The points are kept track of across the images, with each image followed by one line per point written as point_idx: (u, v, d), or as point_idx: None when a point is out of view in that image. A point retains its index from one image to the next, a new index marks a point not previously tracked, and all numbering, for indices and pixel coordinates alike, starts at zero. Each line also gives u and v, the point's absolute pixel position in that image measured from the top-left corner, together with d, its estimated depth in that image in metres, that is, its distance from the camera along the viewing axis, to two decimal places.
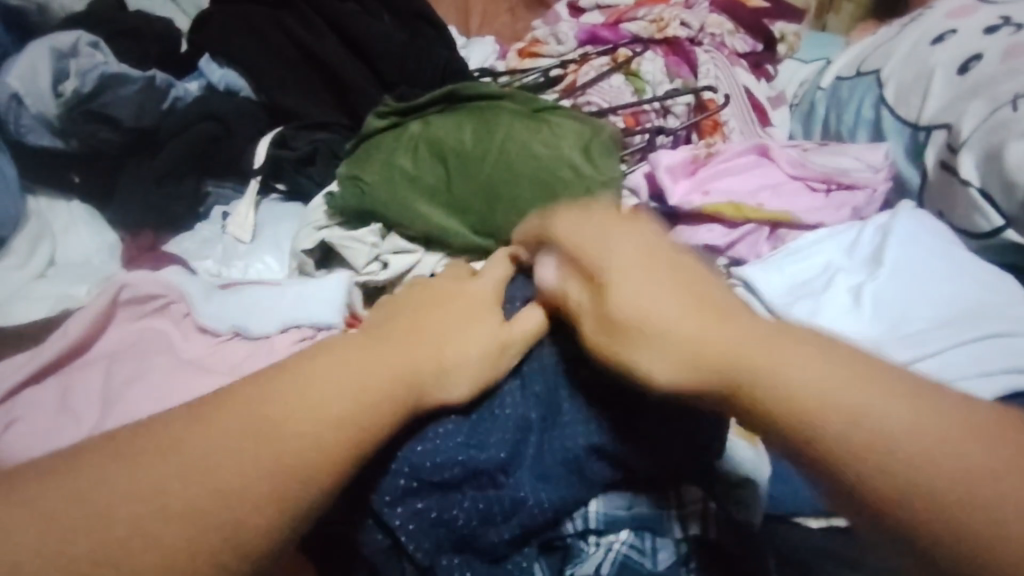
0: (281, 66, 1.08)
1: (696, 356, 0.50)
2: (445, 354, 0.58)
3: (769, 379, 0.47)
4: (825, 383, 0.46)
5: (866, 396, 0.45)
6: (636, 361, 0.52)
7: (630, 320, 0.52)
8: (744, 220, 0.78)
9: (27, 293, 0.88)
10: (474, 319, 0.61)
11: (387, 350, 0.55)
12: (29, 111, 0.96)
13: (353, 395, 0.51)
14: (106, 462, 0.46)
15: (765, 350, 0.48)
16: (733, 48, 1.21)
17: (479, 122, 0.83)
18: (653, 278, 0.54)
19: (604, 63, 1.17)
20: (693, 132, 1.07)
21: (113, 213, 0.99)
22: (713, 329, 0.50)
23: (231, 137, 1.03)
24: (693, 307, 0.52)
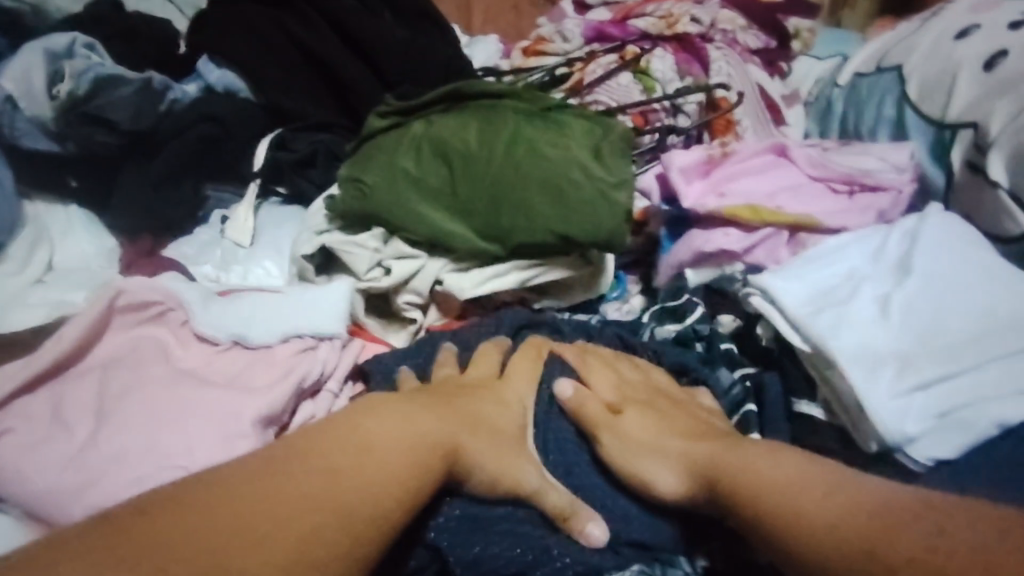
0: (281, 66, 1.05)
1: (694, 467, 0.58)
2: (469, 438, 0.59)
3: (765, 469, 0.54)
4: (787, 468, 0.53)
5: (814, 472, 0.52)
6: (647, 474, 0.59)
7: (638, 455, 0.61)
8: (763, 223, 0.75)
9: (24, 299, 0.86)
10: (496, 425, 0.62)
11: (415, 427, 0.56)
12: (25, 114, 0.94)
13: (382, 465, 0.52)
14: (136, 513, 0.45)
15: (737, 448, 0.57)
16: (745, 45, 1.17)
17: (485, 122, 0.80)
18: (654, 416, 0.64)
19: (612, 61, 1.14)
20: (704, 131, 1.04)
21: (111, 218, 0.97)
22: (701, 444, 0.59)
23: (230, 139, 1.00)
24: (681, 432, 0.61)
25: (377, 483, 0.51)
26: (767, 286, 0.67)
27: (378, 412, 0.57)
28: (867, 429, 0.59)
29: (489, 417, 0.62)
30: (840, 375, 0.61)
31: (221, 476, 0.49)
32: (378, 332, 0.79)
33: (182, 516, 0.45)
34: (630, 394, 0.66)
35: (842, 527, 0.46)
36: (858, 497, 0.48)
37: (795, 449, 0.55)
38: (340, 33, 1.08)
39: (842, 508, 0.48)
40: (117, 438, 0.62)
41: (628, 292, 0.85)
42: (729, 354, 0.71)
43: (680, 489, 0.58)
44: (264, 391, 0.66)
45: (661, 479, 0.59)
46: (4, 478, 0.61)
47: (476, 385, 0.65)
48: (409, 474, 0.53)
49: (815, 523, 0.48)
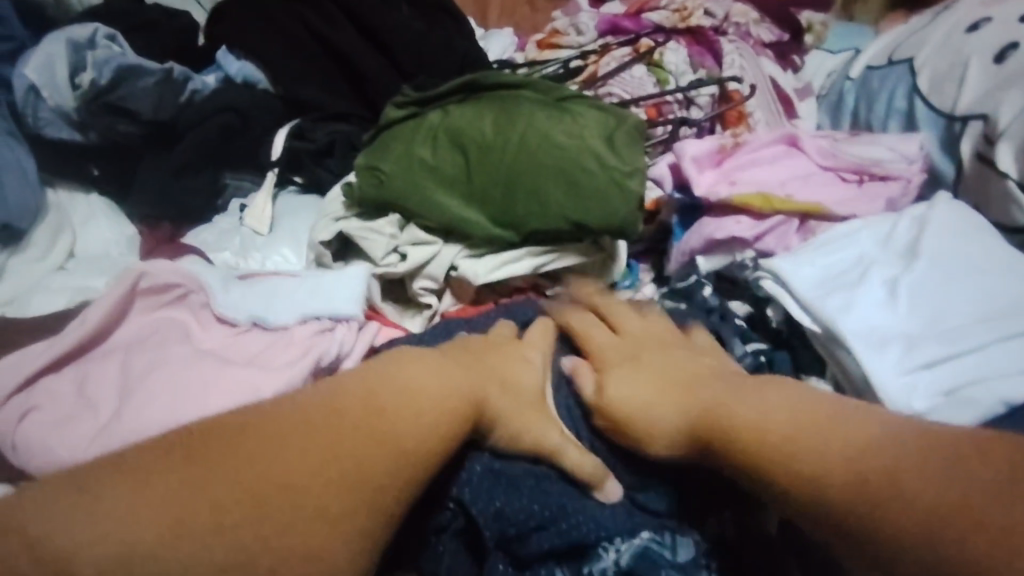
0: (298, 58, 1.06)
1: (681, 421, 0.59)
2: (490, 395, 0.61)
3: (775, 408, 0.55)
4: (791, 414, 0.54)
5: (819, 420, 0.53)
6: (637, 437, 0.60)
7: (633, 414, 0.61)
8: (773, 211, 0.76)
9: (46, 284, 0.90)
10: (513, 379, 0.63)
11: (431, 378, 0.57)
12: (47, 104, 0.96)
13: (399, 417, 0.54)
14: (174, 463, 0.48)
15: (742, 393, 0.58)
16: (758, 38, 1.18)
17: (500, 112, 0.81)
18: (639, 374, 0.64)
19: (625, 54, 1.15)
20: (716, 123, 1.06)
21: (132, 206, 0.99)
22: (689, 396, 0.60)
23: (249, 128, 1.03)
24: (670, 385, 0.62)
25: (400, 432, 0.53)
26: (774, 268, 0.68)
27: (403, 360, 0.59)
28: (875, 408, 0.61)
29: (508, 375, 0.64)
30: (849, 356, 0.62)
31: (257, 420, 0.51)
32: (394, 316, 0.81)
33: (217, 469, 0.48)
34: (616, 357, 0.67)
35: (837, 484, 0.48)
36: (856, 450, 0.50)
37: (802, 391, 0.56)
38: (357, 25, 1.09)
39: (838, 462, 0.49)
40: (141, 412, 0.64)
41: (640, 281, 0.86)
42: (741, 329, 0.71)
43: (674, 449, 0.59)
44: (284, 369, 0.67)
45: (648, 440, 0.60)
46: (31, 452, 0.63)
47: (492, 346, 0.66)
48: (434, 419, 0.55)
49: (816, 476, 0.50)
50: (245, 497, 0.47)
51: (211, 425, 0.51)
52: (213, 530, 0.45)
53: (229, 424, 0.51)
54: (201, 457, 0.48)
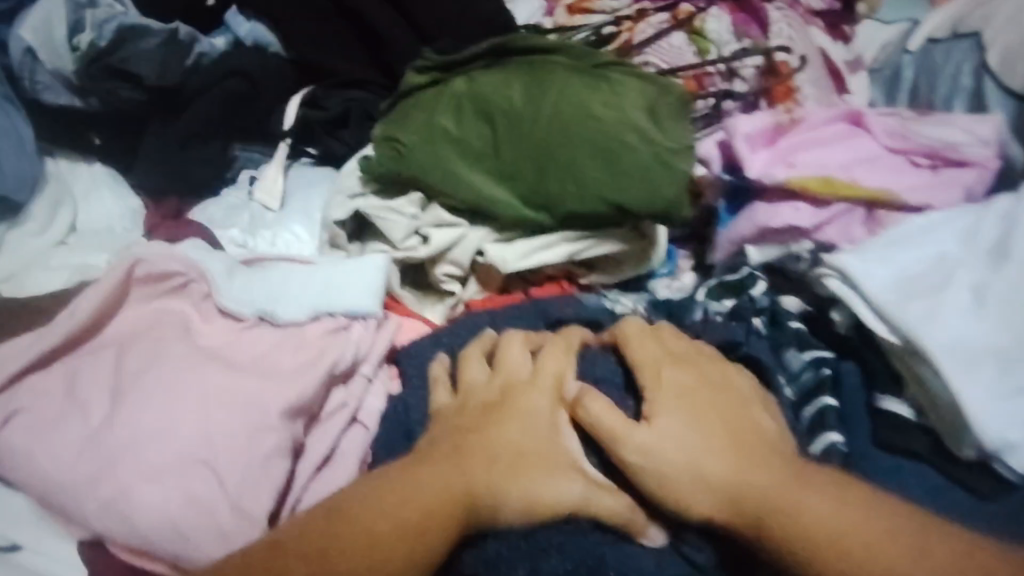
0: (313, 19, 0.98)
1: (725, 496, 0.53)
2: (494, 489, 0.54)
3: (822, 536, 0.50)
4: (831, 528, 0.50)
5: (862, 537, 0.49)
6: (677, 499, 0.53)
7: (663, 471, 0.54)
8: (836, 198, 0.69)
9: (47, 258, 0.85)
10: (527, 455, 0.55)
11: (421, 499, 0.52)
12: (45, 67, 0.89)
13: (383, 552, 0.50)
14: None
15: (775, 488, 0.52)
16: (808, 7, 1.10)
17: (531, 79, 0.74)
18: (683, 418, 0.56)
19: (663, 20, 1.09)
20: (762, 99, 0.99)
21: (136, 177, 0.94)
22: (734, 468, 0.54)
23: (258, 97, 0.96)
24: (717, 440, 0.55)
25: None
26: (847, 266, 0.61)
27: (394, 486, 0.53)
28: (963, 435, 0.55)
29: (514, 448, 0.56)
30: (936, 374, 0.56)
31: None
32: (413, 304, 0.74)
33: None
34: (666, 383, 0.59)
35: None
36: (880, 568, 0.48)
37: (856, 512, 0.50)
38: None
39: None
40: (131, 424, 0.58)
41: (679, 269, 0.80)
42: (799, 333, 0.64)
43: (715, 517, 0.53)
44: (294, 377, 0.61)
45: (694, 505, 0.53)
46: (17, 463, 0.58)
47: (501, 408, 0.58)
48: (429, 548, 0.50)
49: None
50: None
51: None
52: None
53: None
54: None
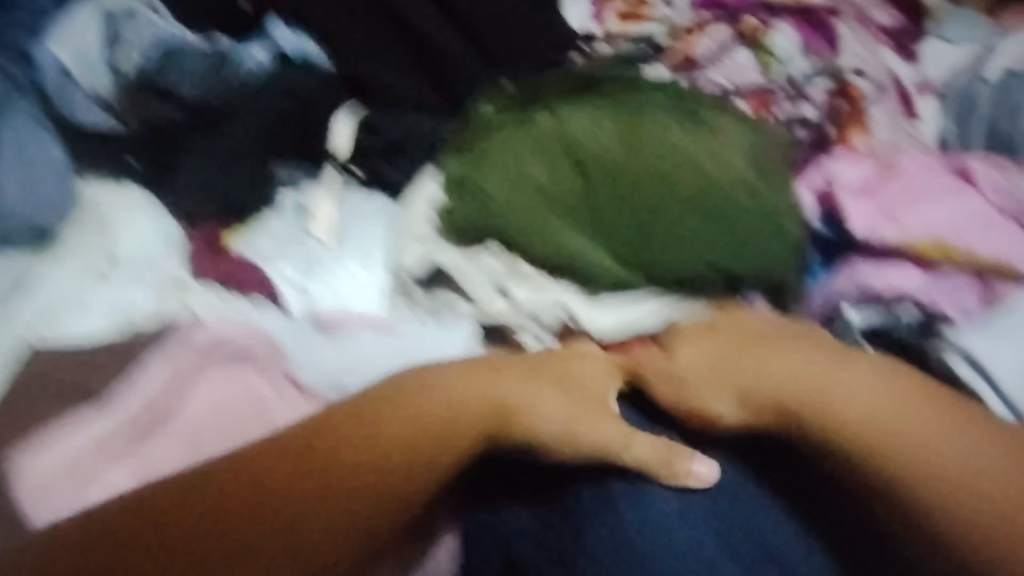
0: (368, 35, 0.92)
1: (760, 397, 0.61)
2: (533, 404, 0.62)
3: (836, 424, 0.58)
4: (872, 418, 0.58)
5: (897, 412, 0.58)
6: (707, 403, 0.62)
7: (692, 381, 0.63)
8: (949, 264, 0.66)
9: (82, 294, 0.77)
10: (579, 399, 0.62)
11: (463, 390, 0.62)
12: (83, 89, 0.86)
13: (415, 426, 0.60)
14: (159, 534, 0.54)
15: (809, 372, 0.61)
16: (875, 23, 1.06)
17: (624, 122, 0.72)
18: (708, 344, 0.65)
19: (724, 32, 1.05)
20: (830, 121, 0.95)
21: (170, 198, 0.83)
22: (766, 362, 0.62)
23: (306, 116, 0.88)
24: (748, 346, 0.64)
25: (391, 458, 0.58)
26: (972, 348, 0.61)
27: (441, 376, 0.63)
28: None
29: (567, 376, 0.64)
30: None
31: (247, 468, 0.57)
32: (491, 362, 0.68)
33: (207, 513, 0.55)
34: (718, 342, 0.65)
35: (914, 482, 0.55)
36: (933, 467, 0.55)
37: (902, 392, 0.59)
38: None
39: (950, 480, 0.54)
40: None
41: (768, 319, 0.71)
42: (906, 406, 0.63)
43: (743, 418, 0.61)
44: None
45: (721, 408, 0.62)
46: None
47: (557, 374, 0.64)
48: (451, 433, 0.60)
49: (926, 499, 0.54)
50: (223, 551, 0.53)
51: (215, 487, 0.56)
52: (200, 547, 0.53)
53: (223, 490, 0.56)
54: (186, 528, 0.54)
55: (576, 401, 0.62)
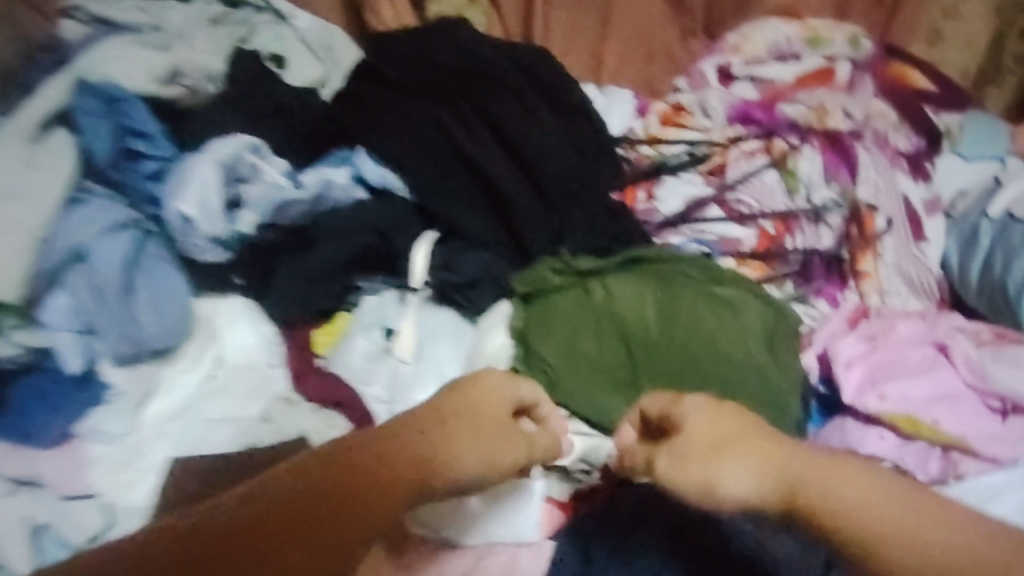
0: (441, 172, 1.04)
1: (761, 480, 0.63)
2: (454, 428, 0.69)
3: (810, 497, 0.59)
4: (851, 496, 0.58)
5: (879, 494, 0.58)
6: (717, 482, 0.64)
7: (701, 463, 0.65)
8: (920, 437, 0.77)
9: (203, 406, 0.90)
10: (493, 432, 0.70)
11: (415, 432, 0.68)
12: (201, 231, 0.94)
13: (384, 452, 0.65)
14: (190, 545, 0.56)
15: (802, 462, 0.62)
16: (895, 146, 1.17)
17: (664, 303, 0.87)
18: (723, 426, 0.67)
19: (754, 149, 1.18)
20: (842, 245, 1.08)
21: (269, 309, 0.97)
22: (762, 449, 0.64)
23: (389, 244, 1.01)
24: (749, 434, 0.66)
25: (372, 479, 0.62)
26: None
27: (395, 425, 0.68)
28: None
29: (489, 411, 0.71)
30: None
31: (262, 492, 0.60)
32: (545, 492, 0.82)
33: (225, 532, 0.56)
34: (723, 424, 0.67)
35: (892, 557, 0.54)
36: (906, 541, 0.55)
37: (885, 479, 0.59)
38: (499, 136, 1.06)
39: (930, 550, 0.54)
40: None
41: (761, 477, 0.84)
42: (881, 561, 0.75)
43: (744, 497, 0.63)
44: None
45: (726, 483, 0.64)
46: None
47: (464, 417, 0.70)
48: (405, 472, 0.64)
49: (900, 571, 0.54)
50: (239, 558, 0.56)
51: (240, 513, 0.58)
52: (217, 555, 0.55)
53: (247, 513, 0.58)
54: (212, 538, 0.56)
55: (498, 432, 0.71)
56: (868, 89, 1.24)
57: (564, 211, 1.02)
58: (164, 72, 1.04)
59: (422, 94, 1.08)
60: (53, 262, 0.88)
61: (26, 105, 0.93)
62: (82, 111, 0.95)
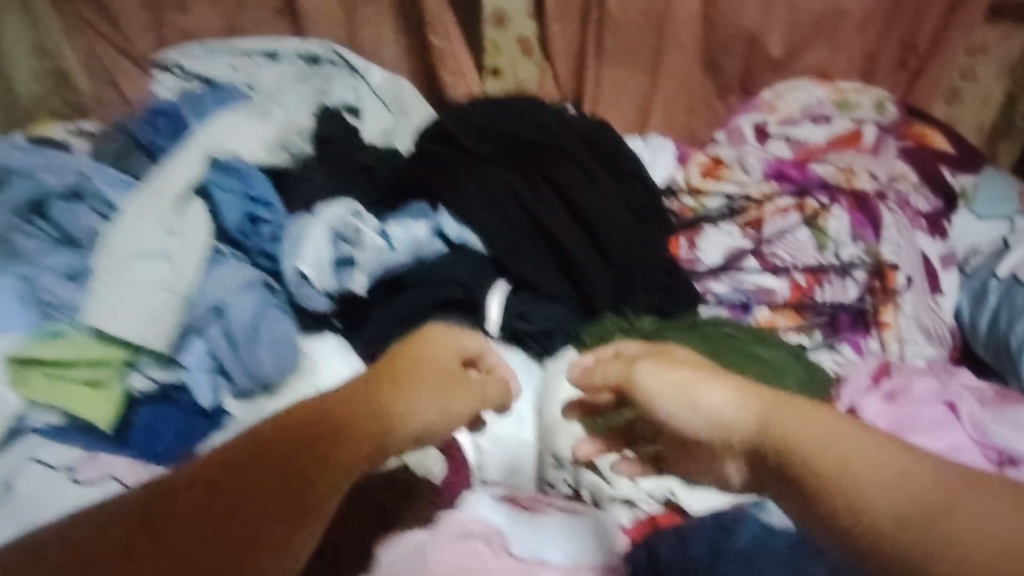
0: (514, 230, 1.18)
1: (740, 410, 0.63)
2: (401, 385, 0.67)
3: (787, 433, 0.59)
4: (826, 442, 0.56)
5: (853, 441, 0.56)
6: (708, 404, 0.66)
7: (680, 389, 0.68)
8: None
9: None
10: (448, 380, 0.72)
11: (364, 382, 0.66)
12: (313, 286, 1.09)
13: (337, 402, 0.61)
14: (118, 547, 0.48)
15: (781, 405, 0.62)
16: (915, 206, 1.31)
17: (719, 359, 1.01)
18: (693, 372, 0.69)
19: (789, 206, 1.32)
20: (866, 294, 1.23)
21: (361, 345, 1.11)
22: (746, 392, 0.65)
23: (468, 296, 1.14)
24: (703, 375, 0.69)
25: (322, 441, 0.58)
26: None
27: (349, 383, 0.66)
28: None
29: (441, 362, 0.72)
30: None
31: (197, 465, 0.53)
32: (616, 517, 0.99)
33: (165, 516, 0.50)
34: (679, 358, 0.74)
35: (875, 507, 0.51)
36: (883, 498, 0.51)
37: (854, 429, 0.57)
38: (565, 199, 1.20)
39: (916, 499, 0.50)
40: None
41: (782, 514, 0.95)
42: None
43: (735, 429, 0.63)
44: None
45: (713, 400, 0.65)
46: None
47: (417, 368, 0.70)
48: (365, 422, 0.62)
49: (885, 532, 0.50)
50: (199, 538, 0.49)
51: (175, 488, 0.51)
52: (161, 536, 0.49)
53: (186, 487, 0.51)
54: (159, 523, 0.49)
55: (452, 389, 0.71)
56: (892, 152, 1.38)
57: (622, 268, 1.16)
58: (273, 140, 1.19)
59: (495, 160, 1.22)
60: (194, 314, 1.04)
61: (166, 176, 1.09)
62: (216, 184, 1.13)
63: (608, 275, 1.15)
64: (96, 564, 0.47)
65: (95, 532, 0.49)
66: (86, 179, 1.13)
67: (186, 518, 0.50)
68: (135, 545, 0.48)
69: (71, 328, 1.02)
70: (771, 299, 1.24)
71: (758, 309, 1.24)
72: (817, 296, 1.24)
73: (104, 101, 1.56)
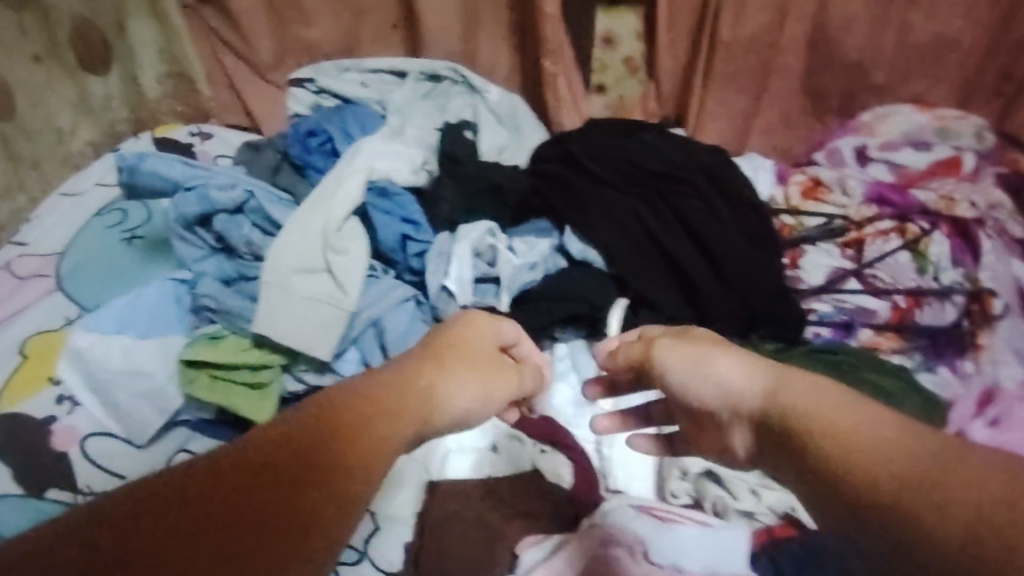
0: (637, 250, 1.25)
1: (766, 377, 0.72)
2: (452, 362, 0.79)
3: (781, 404, 0.68)
4: (812, 395, 0.67)
5: (837, 396, 0.66)
6: (718, 372, 0.76)
7: (688, 364, 0.79)
8: None
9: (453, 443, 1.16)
10: (491, 368, 0.83)
11: (413, 362, 0.78)
12: (456, 302, 1.20)
13: (382, 384, 0.71)
14: (202, 499, 0.54)
15: (783, 372, 0.72)
16: (1012, 233, 1.38)
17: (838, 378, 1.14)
18: (727, 354, 0.78)
19: (889, 229, 1.39)
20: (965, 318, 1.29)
21: None
22: (778, 376, 0.71)
23: (595, 311, 1.22)
24: (737, 354, 0.78)
25: (378, 423, 0.66)
26: None
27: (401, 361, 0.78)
28: None
29: (482, 348, 0.84)
30: None
31: (261, 434, 0.60)
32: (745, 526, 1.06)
33: (253, 488, 0.56)
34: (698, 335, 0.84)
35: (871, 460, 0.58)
36: (873, 444, 0.59)
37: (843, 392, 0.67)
38: (684, 224, 1.28)
39: (901, 446, 0.58)
40: None
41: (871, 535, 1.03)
42: None
43: (753, 412, 0.71)
44: None
45: (721, 366, 0.76)
46: None
47: (461, 352, 0.81)
48: (411, 403, 0.71)
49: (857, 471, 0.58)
50: (278, 503, 0.56)
51: (258, 454, 0.58)
52: (234, 497, 0.55)
53: (265, 456, 0.58)
54: (243, 485, 0.56)
55: (498, 381, 0.83)
56: (988, 181, 1.44)
57: (739, 291, 1.23)
58: (418, 162, 1.30)
59: (619, 185, 1.30)
60: (356, 327, 1.16)
61: (326, 195, 1.19)
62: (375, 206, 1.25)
63: (726, 297, 1.22)
64: (181, 513, 0.53)
65: (174, 488, 0.54)
66: (250, 195, 1.23)
67: (265, 489, 0.56)
68: (221, 502, 0.54)
69: (228, 331, 1.15)
70: (874, 319, 1.30)
71: (861, 331, 1.29)
72: (920, 317, 1.30)
73: (222, 105, 1.56)
